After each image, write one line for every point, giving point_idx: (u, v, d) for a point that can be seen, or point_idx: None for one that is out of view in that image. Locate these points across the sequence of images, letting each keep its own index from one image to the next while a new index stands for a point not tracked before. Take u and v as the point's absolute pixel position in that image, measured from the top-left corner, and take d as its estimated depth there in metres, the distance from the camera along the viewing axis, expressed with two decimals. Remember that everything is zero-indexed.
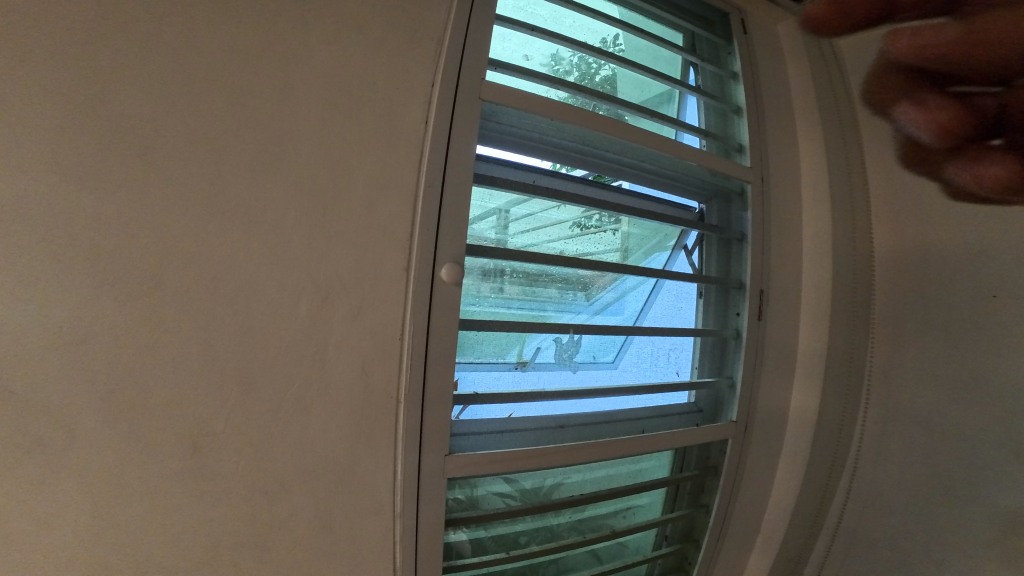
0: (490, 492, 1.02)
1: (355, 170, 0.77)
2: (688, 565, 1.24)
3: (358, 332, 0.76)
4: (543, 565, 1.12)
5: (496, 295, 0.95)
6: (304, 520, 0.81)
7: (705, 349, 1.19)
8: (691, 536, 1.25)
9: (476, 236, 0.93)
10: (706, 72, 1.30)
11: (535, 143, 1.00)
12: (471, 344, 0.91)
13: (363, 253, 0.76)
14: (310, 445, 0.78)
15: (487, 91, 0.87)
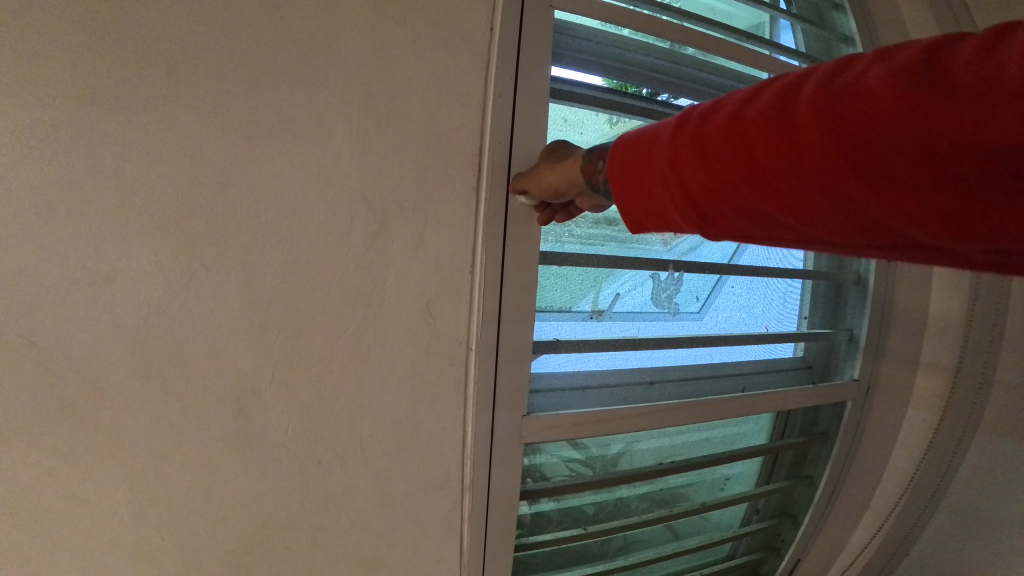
0: (557, 460, 0.88)
1: (412, 75, 0.64)
2: (779, 540, 1.13)
3: (420, 267, 0.64)
4: (614, 541, 0.99)
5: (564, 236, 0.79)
6: (364, 493, 0.71)
7: (817, 297, 1.03)
8: (787, 511, 1.12)
9: None
10: None
11: (615, 61, 0.85)
12: (546, 288, 0.78)
13: (424, 173, 0.64)
14: (371, 403, 0.67)
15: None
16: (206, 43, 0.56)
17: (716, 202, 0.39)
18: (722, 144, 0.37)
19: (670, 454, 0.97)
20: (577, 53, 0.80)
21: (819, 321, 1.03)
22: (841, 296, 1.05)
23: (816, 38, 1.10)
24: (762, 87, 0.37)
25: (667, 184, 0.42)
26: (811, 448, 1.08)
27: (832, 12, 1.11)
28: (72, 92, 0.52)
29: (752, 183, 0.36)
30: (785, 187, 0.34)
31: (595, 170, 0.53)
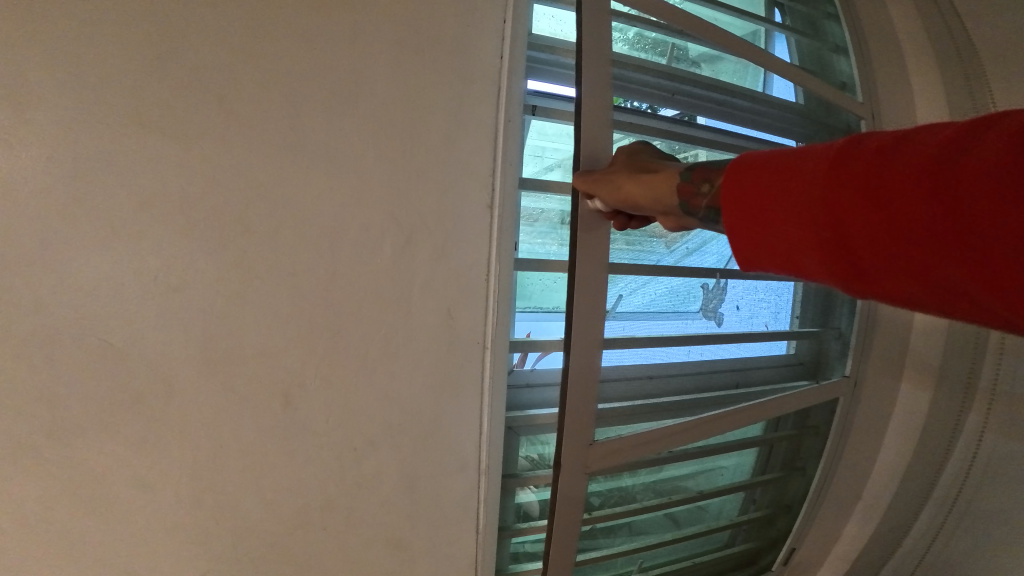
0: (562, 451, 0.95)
1: (430, 106, 0.72)
2: (775, 529, 1.21)
3: (441, 276, 0.73)
4: (618, 527, 1.06)
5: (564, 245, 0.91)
6: (392, 477, 0.80)
7: (807, 298, 1.10)
8: (782, 501, 1.20)
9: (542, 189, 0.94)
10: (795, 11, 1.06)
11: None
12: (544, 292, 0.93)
13: (444, 194, 0.72)
14: (397, 399, 0.75)
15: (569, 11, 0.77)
16: (258, 90, 0.64)
17: (882, 259, 0.31)
18: (912, 190, 0.29)
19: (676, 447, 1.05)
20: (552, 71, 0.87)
21: (809, 320, 1.11)
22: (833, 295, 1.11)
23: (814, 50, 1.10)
24: (992, 121, 0.28)
25: (813, 227, 0.34)
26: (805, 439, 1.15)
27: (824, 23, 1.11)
28: (148, 138, 0.61)
29: (949, 247, 0.28)
30: (1008, 261, 0.26)
31: (697, 193, 0.52)
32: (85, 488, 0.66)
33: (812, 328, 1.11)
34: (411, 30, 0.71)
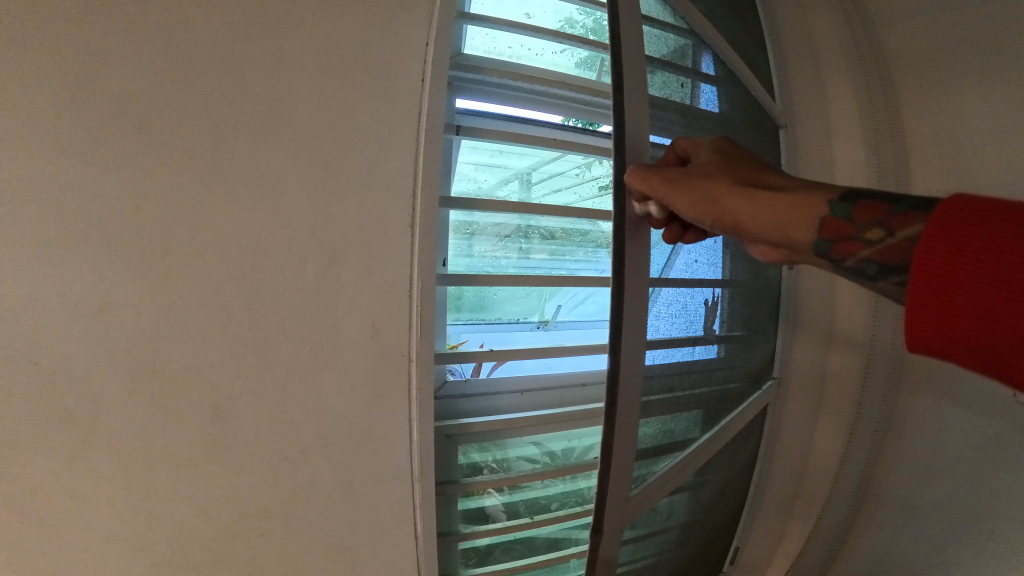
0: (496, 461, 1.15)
1: (351, 127, 0.74)
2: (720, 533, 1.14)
3: (367, 293, 0.75)
4: None
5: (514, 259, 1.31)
6: (327, 485, 0.82)
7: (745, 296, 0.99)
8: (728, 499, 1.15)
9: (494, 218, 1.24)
10: None
11: (543, 97, 0.98)
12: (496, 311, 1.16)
13: (367, 213, 0.74)
14: (328, 411, 0.77)
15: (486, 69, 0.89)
16: (177, 116, 0.66)
17: None
18: None
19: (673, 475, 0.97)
20: (473, 94, 0.92)
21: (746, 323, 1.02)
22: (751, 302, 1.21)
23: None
24: None
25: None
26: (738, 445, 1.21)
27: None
28: (66, 163, 0.62)
29: None
30: None
31: (858, 240, 0.41)
32: (13, 503, 0.67)
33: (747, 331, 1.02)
34: (331, 54, 0.74)
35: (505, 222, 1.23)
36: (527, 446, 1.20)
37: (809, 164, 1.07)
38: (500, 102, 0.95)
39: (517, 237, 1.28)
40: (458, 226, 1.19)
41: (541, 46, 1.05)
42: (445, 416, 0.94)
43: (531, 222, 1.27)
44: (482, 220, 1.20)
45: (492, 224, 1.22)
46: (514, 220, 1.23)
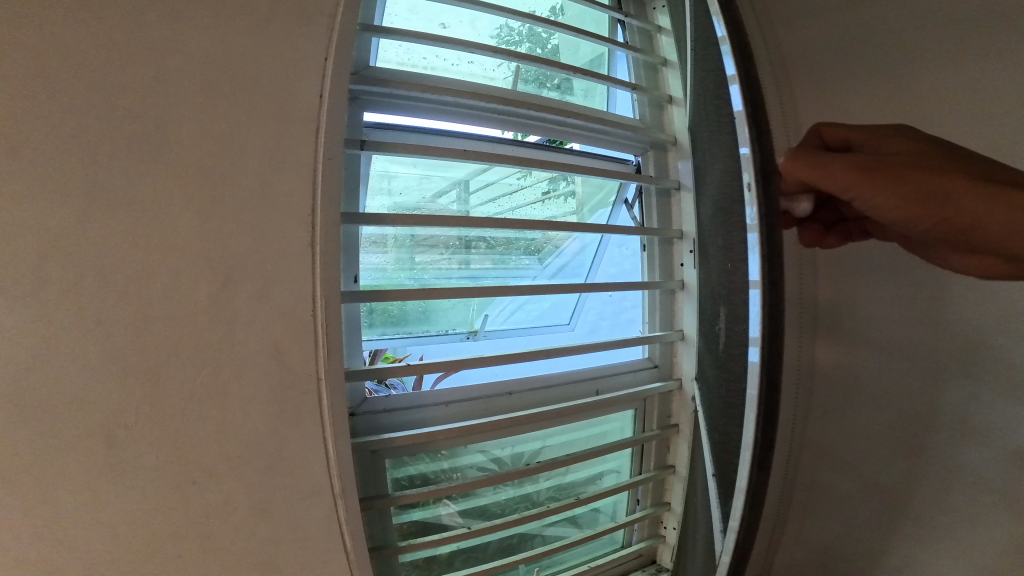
0: (432, 466, 1.14)
1: (243, 145, 0.73)
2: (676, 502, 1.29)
3: (267, 311, 0.73)
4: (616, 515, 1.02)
5: (460, 268, 1.35)
6: (239, 512, 0.78)
7: (655, 305, 1.27)
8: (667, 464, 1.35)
9: (431, 235, 1.25)
10: (633, 28, 1.31)
11: (455, 108, 1.00)
12: (436, 322, 1.28)
13: (263, 230, 0.72)
14: (233, 436, 0.75)
15: (396, 83, 0.90)
16: (45, 134, 0.63)
17: None
18: None
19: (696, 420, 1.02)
20: (379, 104, 0.93)
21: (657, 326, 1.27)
22: (676, 301, 1.27)
23: (649, 104, 1.26)
24: None
25: None
26: (682, 415, 1.29)
27: (660, 72, 1.31)
28: None
29: None
30: None
31: None
32: None
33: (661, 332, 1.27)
34: (221, 72, 0.73)
35: (442, 235, 1.26)
36: (473, 456, 1.18)
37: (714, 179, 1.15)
38: (408, 113, 0.97)
39: (456, 248, 1.31)
40: (396, 241, 1.21)
41: (456, 56, 1.13)
42: (367, 432, 0.93)
43: (469, 233, 1.29)
44: (419, 234, 1.22)
45: (427, 238, 1.25)
46: (451, 233, 1.27)
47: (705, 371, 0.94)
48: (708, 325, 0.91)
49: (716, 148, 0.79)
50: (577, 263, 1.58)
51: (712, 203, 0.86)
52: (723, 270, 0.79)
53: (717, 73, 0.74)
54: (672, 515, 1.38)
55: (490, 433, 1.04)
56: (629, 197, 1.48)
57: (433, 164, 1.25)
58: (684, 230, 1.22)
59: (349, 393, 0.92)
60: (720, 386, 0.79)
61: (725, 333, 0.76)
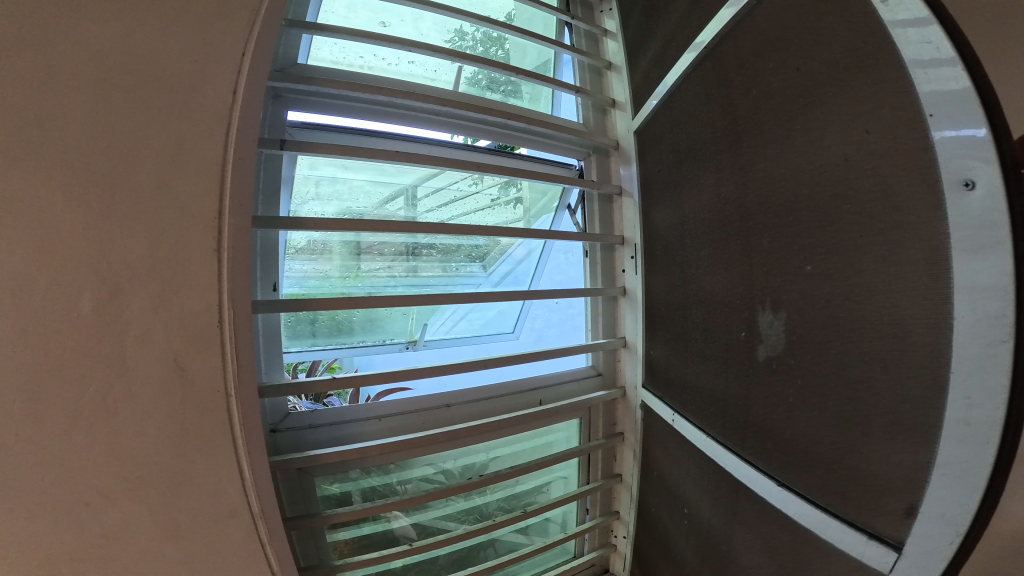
0: (369, 484, 1.10)
1: (141, 144, 0.66)
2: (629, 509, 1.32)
3: (166, 320, 0.67)
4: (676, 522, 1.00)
5: (408, 275, 1.35)
6: (144, 537, 0.72)
7: (598, 312, 1.34)
8: (614, 472, 1.37)
9: (376, 242, 1.22)
10: (580, 31, 1.38)
11: (387, 106, 0.99)
12: (376, 333, 1.33)
13: (162, 233, 0.66)
14: (130, 458, 0.68)
15: (323, 83, 0.87)
16: None
17: None
18: None
19: (699, 433, 0.97)
20: (307, 103, 0.91)
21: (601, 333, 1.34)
22: (620, 308, 1.34)
23: (593, 108, 1.33)
24: None
25: None
26: (625, 423, 1.33)
27: (604, 75, 1.37)
28: None
29: None
30: None
31: None
32: None
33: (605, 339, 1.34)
34: (118, 65, 0.67)
35: (391, 242, 1.23)
36: (420, 469, 1.15)
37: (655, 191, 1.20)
38: (337, 113, 0.95)
39: (404, 256, 1.29)
40: (341, 248, 1.17)
41: (394, 56, 1.13)
42: (292, 449, 0.89)
43: (418, 240, 1.28)
44: (366, 240, 1.19)
45: (374, 244, 1.22)
46: (400, 240, 1.24)
47: (728, 382, 0.88)
48: (740, 332, 0.85)
49: (777, 146, 0.74)
50: (522, 270, 1.62)
51: (752, 204, 0.81)
52: (786, 273, 0.73)
53: (797, 66, 0.69)
54: (622, 525, 1.37)
55: (429, 447, 1.02)
56: (572, 202, 1.50)
57: (382, 172, 1.22)
58: (625, 236, 1.31)
59: (269, 408, 0.89)
60: (789, 396, 0.73)
61: (800, 339, 0.70)
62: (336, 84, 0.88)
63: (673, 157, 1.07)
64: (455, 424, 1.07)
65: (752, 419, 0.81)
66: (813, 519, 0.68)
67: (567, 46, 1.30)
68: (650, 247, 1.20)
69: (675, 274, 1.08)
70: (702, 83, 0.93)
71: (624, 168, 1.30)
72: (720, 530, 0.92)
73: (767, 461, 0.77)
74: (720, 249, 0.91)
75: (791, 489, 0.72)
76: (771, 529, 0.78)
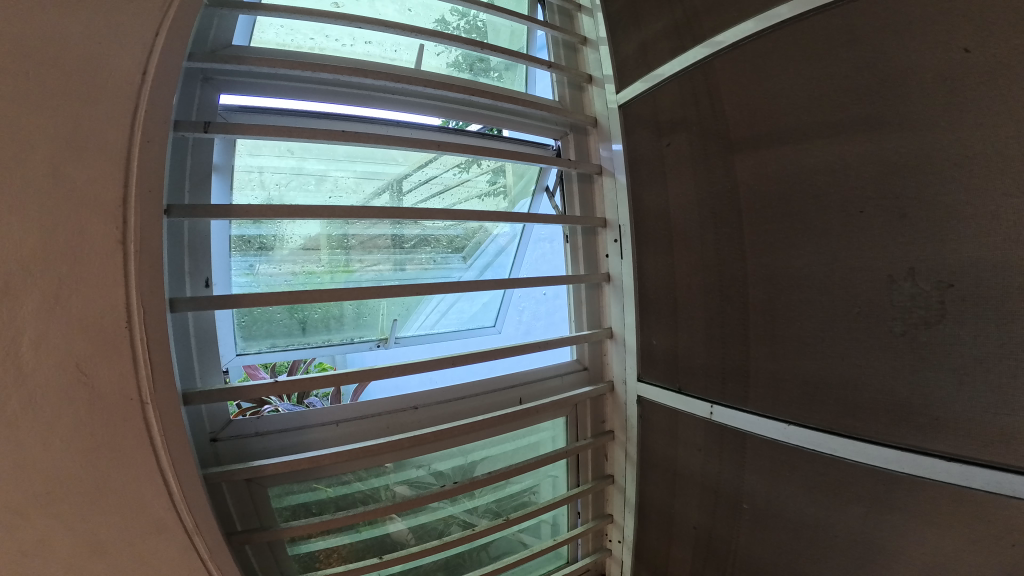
0: (333, 497, 1.01)
1: (31, 130, 0.60)
2: (629, 511, 1.24)
3: (65, 321, 0.61)
4: (758, 516, 0.93)
5: (399, 272, 1.28)
6: (60, 556, 0.65)
7: (583, 301, 1.27)
8: (606, 473, 1.29)
9: (366, 236, 1.14)
10: (553, 7, 1.31)
11: (333, 86, 0.93)
12: (360, 324, 1.26)
13: (57, 228, 0.60)
14: (36, 472, 0.62)
15: (254, 62, 0.79)
16: None
17: None
18: None
19: (777, 425, 0.87)
20: (236, 83, 0.84)
21: (587, 325, 1.26)
22: (604, 296, 1.27)
23: (569, 84, 1.26)
24: None
25: None
26: (615, 420, 1.25)
27: (580, 52, 1.30)
28: None
29: None
30: None
31: None
32: None
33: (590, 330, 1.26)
34: None
35: (378, 235, 1.16)
36: (400, 474, 1.08)
37: (645, 170, 1.12)
38: (275, 94, 0.89)
39: (391, 250, 1.22)
40: (329, 242, 1.10)
41: (348, 37, 1.07)
42: (236, 459, 0.83)
43: (405, 231, 1.20)
44: (353, 232, 1.12)
45: (363, 237, 1.15)
46: (386, 232, 1.16)
47: (835, 364, 0.78)
48: (852, 309, 0.75)
49: (921, 115, 0.66)
50: (503, 261, 1.55)
51: (871, 170, 0.72)
52: (941, 239, 0.65)
53: (961, 45, 0.62)
54: (616, 529, 1.28)
55: (396, 453, 0.95)
56: (550, 184, 1.40)
57: (368, 161, 1.13)
58: (606, 218, 1.23)
59: (206, 415, 0.83)
60: (955, 367, 0.65)
61: (969, 308, 0.63)
62: (267, 62, 0.80)
63: (715, 135, 0.96)
64: (422, 428, 0.99)
65: (886, 401, 0.72)
66: (1015, 486, 0.60)
67: (540, 22, 1.22)
68: (642, 227, 1.14)
69: (717, 255, 0.97)
70: (777, 52, 0.83)
71: (605, 148, 1.23)
72: (827, 520, 0.82)
73: (919, 440, 0.69)
74: (809, 219, 0.80)
75: (966, 461, 0.64)
76: (929, 506, 0.69)
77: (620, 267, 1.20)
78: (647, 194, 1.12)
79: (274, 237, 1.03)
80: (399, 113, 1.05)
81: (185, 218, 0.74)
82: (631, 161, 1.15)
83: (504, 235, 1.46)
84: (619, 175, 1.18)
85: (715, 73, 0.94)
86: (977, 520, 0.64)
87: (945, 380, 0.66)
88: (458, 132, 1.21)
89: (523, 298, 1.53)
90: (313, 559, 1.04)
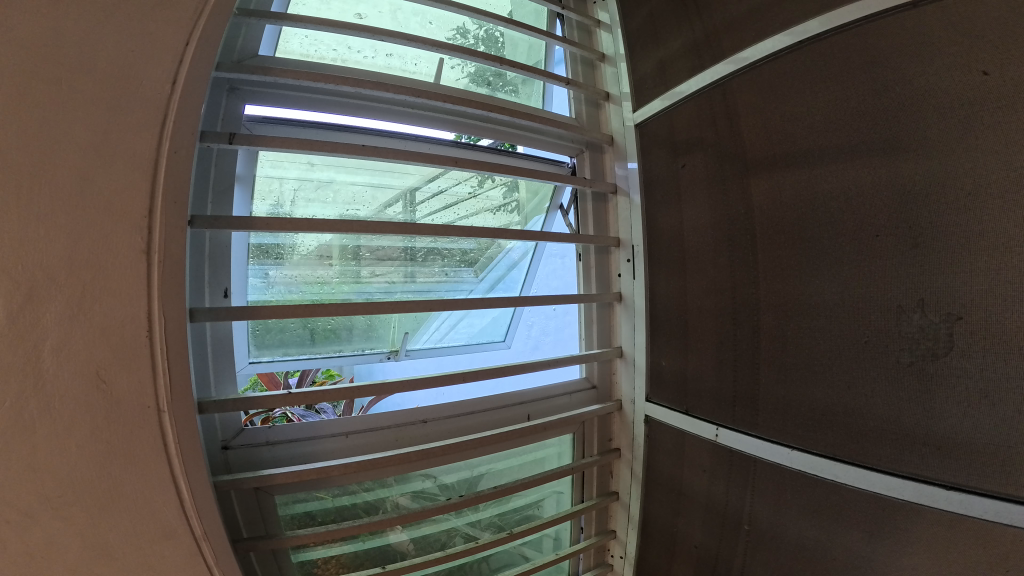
0: (334, 507, 1.00)
1: (63, 136, 0.60)
2: (632, 530, 1.23)
3: (87, 326, 0.62)
4: (759, 539, 0.93)
5: (411, 283, 1.29)
6: (70, 559, 0.65)
7: (592, 319, 1.27)
8: (610, 491, 1.28)
9: (378, 247, 1.15)
10: (572, 22, 1.32)
11: (350, 97, 0.93)
12: (373, 336, 1.27)
13: (84, 235, 0.61)
14: (50, 475, 0.62)
15: (279, 72, 0.80)
16: None
17: None
18: None
19: (781, 450, 0.87)
20: (260, 92, 0.86)
21: (597, 343, 1.27)
22: (615, 315, 1.28)
23: (586, 102, 1.27)
24: None
25: None
26: (621, 438, 1.25)
27: (598, 68, 1.31)
28: None
29: None
30: None
31: None
32: None
33: (600, 347, 1.26)
34: (35, 51, 0.59)
35: (389, 247, 1.16)
36: (407, 486, 1.08)
37: (659, 190, 1.12)
38: (295, 103, 0.89)
39: (402, 261, 1.22)
40: (341, 252, 1.11)
41: (370, 48, 1.08)
42: (244, 468, 0.83)
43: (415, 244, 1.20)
44: (365, 244, 1.12)
45: (374, 249, 1.15)
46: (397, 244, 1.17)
47: (843, 394, 0.77)
48: (862, 339, 0.75)
49: (941, 143, 0.66)
50: (514, 275, 1.57)
51: (890, 201, 0.71)
52: (953, 271, 0.65)
53: (981, 68, 0.62)
54: (618, 546, 1.27)
55: (401, 465, 0.95)
56: (565, 202, 1.41)
57: (384, 172, 1.14)
58: (620, 238, 1.24)
59: (219, 424, 0.83)
60: (961, 399, 0.64)
61: (981, 342, 0.62)
62: (292, 73, 0.81)
63: (731, 158, 0.96)
64: (430, 442, 0.98)
65: (891, 430, 0.71)
66: (1015, 516, 0.60)
67: (560, 38, 1.23)
68: (655, 248, 1.14)
69: (729, 280, 0.97)
70: (792, 75, 0.83)
71: (620, 167, 1.24)
72: (827, 543, 0.81)
73: (922, 468, 0.68)
74: (819, 245, 0.81)
75: (972, 492, 0.64)
76: (942, 537, 0.67)
77: (631, 286, 1.21)
78: (661, 213, 1.12)
79: (289, 247, 1.04)
80: (417, 127, 1.05)
81: (208, 229, 0.74)
82: (645, 180, 1.16)
83: (517, 249, 1.46)
84: (634, 194, 1.19)
85: (732, 93, 0.95)
86: (984, 556, 0.63)
87: (952, 415, 0.65)
88: (473, 146, 1.21)
89: (533, 313, 1.54)
90: (313, 566, 1.04)
